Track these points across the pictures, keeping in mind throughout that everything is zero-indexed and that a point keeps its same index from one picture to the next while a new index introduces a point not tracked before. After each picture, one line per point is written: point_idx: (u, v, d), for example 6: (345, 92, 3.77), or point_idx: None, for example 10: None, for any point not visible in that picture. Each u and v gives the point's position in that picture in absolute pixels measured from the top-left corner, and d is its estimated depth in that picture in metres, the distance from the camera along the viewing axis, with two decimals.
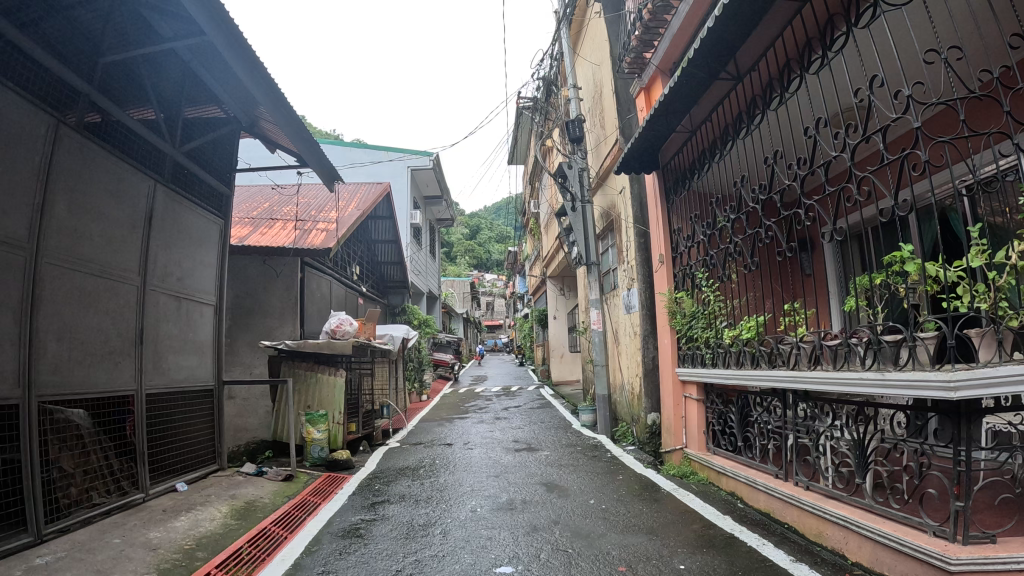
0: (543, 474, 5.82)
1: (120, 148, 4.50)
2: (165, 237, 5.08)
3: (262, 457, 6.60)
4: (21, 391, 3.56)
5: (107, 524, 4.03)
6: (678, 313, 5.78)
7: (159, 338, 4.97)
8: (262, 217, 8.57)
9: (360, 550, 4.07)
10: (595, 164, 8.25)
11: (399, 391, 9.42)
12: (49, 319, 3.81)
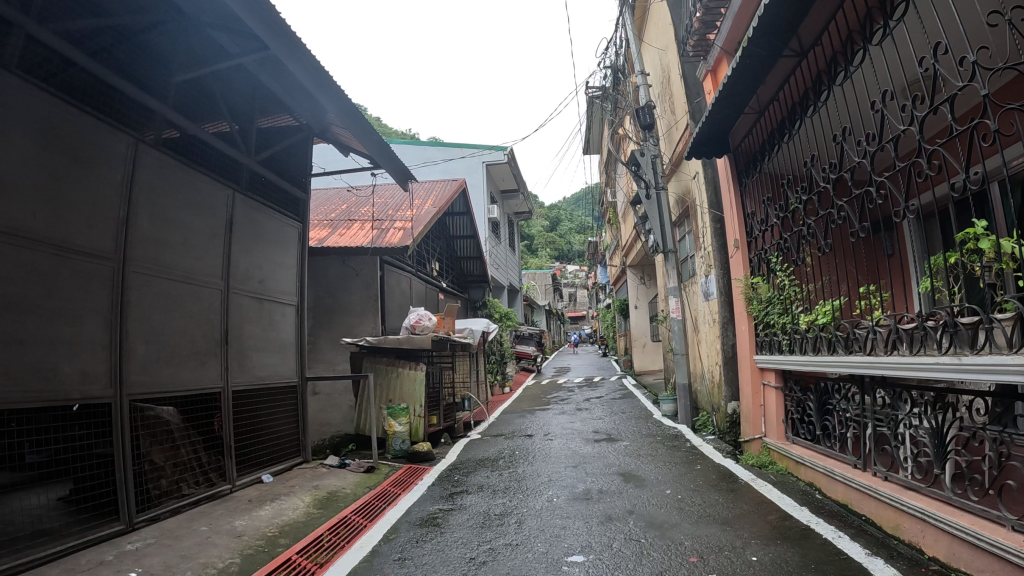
0: (621, 464, 5.80)
1: (195, 159, 4.73)
2: (246, 240, 5.38)
3: (347, 450, 6.87)
4: (114, 390, 3.71)
5: (195, 513, 4.27)
6: (754, 299, 5.66)
7: (243, 337, 5.26)
8: (340, 219, 8.89)
9: (433, 539, 4.09)
10: (667, 150, 8.08)
11: (481, 384, 9.58)
12: (137, 324, 4.01)
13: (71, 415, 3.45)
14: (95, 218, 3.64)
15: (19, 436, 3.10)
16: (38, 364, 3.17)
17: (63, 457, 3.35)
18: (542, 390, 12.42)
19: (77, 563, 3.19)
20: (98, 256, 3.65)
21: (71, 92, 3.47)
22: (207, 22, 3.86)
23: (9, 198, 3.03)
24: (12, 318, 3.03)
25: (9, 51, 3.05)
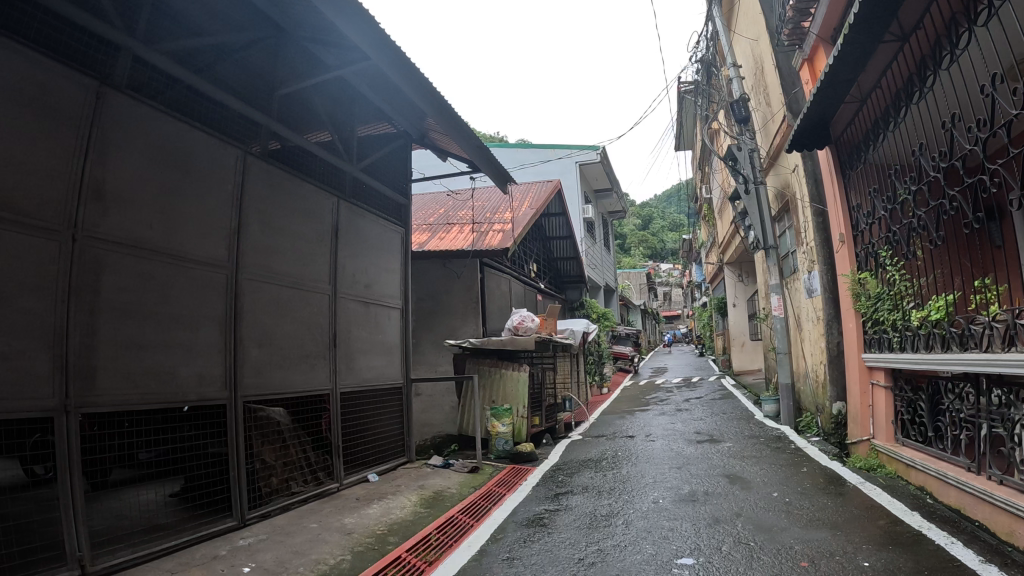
0: (725, 466, 5.67)
1: (301, 169, 4.90)
2: (351, 246, 5.53)
3: (452, 450, 6.97)
4: (227, 392, 3.82)
5: (305, 510, 4.41)
6: (862, 295, 5.46)
7: (351, 340, 5.42)
8: (439, 223, 9.06)
9: (541, 540, 3.93)
10: (764, 143, 7.87)
11: (581, 384, 9.57)
12: (250, 328, 4.14)
13: (182, 416, 3.50)
14: (205, 229, 3.73)
15: (131, 434, 3.12)
16: (156, 368, 3.26)
17: (175, 457, 3.39)
18: (642, 390, 12.42)
19: (193, 556, 3.25)
20: (210, 264, 3.75)
21: (176, 108, 3.52)
22: (305, 39, 3.91)
23: (123, 211, 3.09)
24: (132, 324, 3.11)
25: (117, 72, 3.09)
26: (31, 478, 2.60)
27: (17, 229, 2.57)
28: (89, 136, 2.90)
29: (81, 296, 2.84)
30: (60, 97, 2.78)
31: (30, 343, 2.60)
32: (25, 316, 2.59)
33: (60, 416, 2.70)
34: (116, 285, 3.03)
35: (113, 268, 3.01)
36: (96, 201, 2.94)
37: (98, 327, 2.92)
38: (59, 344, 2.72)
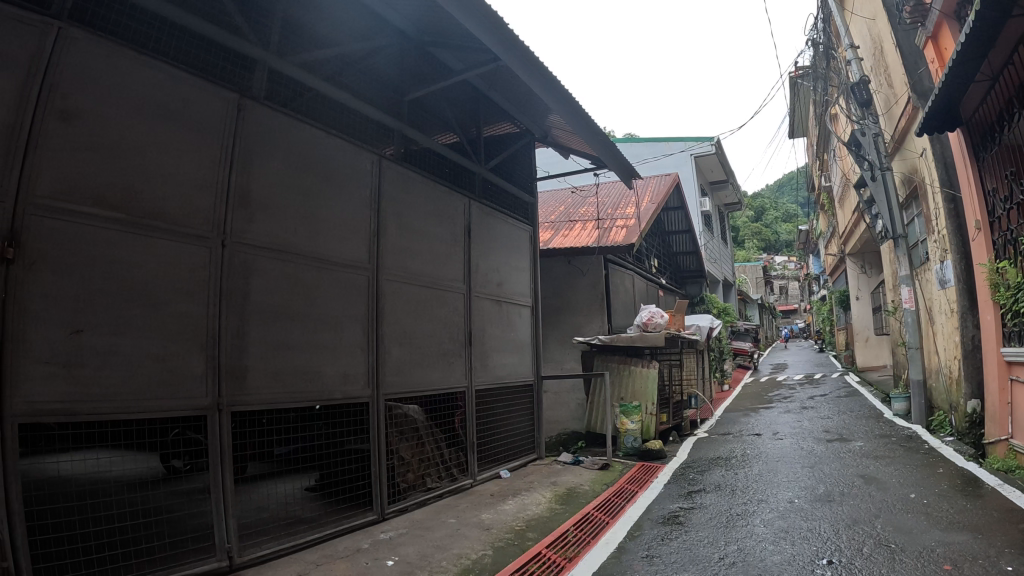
0: (859, 465, 5.43)
1: (432, 171, 4.88)
2: (482, 244, 5.57)
3: (577, 448, 6.94)
4: (370, 390, 3.80)
5: (441, 505, 4.40)
6: (1001, 286, 5.13)
7: (485, 338, 5.46)
8: (562, 221, 9.09)
9: (682, 538, 3.54)
10: (888, 127, 7.52)
11: (707, 382, 9.45)
12: (392, 327, 4.18)
13: (316, 415, 3.41)
14: (346, 231, 3.72)
15: (272, 432, 3.09)
16: (303, 368, 3.28)
17: (316, 452, 3.36)
18: (763, 390, 11.46)
19: (336, 549, 3.24)
20: (352, 265, 3.75)
21: (311, 114, 3.52)
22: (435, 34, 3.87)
23: (267, 216, 3.12)
24: (280, 326, 3.15)
25: (255, 85, 3.11)
26: (172, 473, 2.58)
27: (168, 235, 2.59)
28: (233, 145, 2.92)
29: (231, 298, 2.86)
30: (205, 110, 2.81)
31: (185, 346, 2.63)
32: (180, 320, 2.61)
33: (212, 413, 2.72)
34: (264, 289, 3.07)
35: (261, 273, 3.06)
36: (243, 208, 2.97)
37: (248, 330, 2.95)
38: (212, 346, 2.74)
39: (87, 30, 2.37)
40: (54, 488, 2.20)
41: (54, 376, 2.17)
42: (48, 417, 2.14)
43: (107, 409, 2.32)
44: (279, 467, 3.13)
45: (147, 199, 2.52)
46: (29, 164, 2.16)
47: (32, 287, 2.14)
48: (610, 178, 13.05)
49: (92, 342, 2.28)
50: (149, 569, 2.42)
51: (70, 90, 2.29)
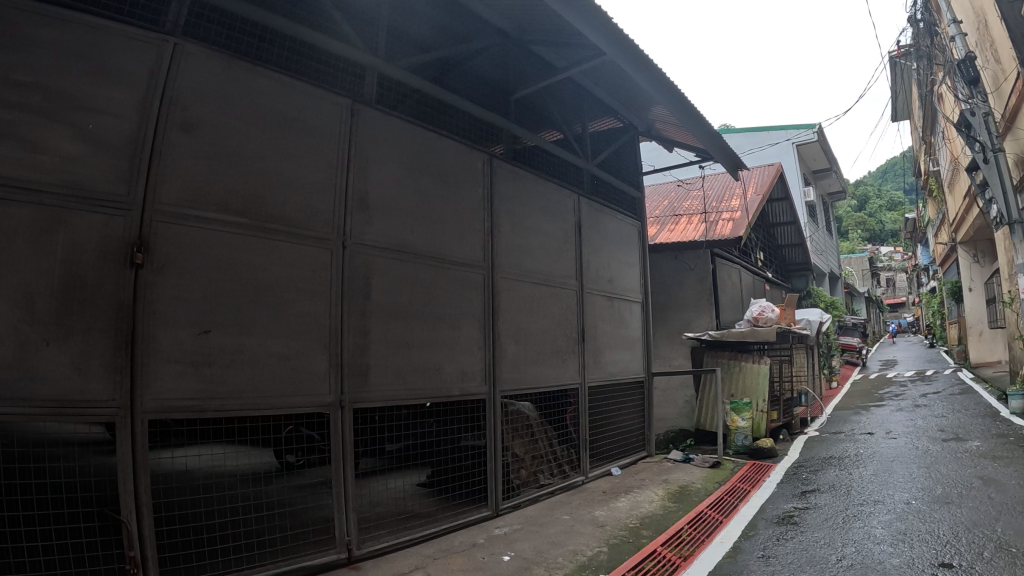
0: (977, 466, 5.16)
1: (548, 170, 4.47)
2: (593, 239, 5.02)
3: (685, 444, 6.44)
4: (486, 387, 3.48)
5: (555, 503, 3.88)
6: None
7: (598, 334, 4.86)
8: (666, 216, 8.79)
9: (797, 538, 3.33)
10: (999, 105, 7.10)
11: (818, 377, 9.27)
12: (507, 323, 3.75)
13: (428, 412, 3.11)
14: (467, 231, 3.49)
15: (388, 426, 2.87)
16: (425, 366, 3.08)
17: (431, 446, 3.09)
18: (870, 390, 10.59)
19: (452, 544, 2.89)
20: (473, 263, 3.50)
21: (425, 115, 3.31)
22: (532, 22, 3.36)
23: (386, 217, 2.98)
24: (403, 325, 2.99)
25: (365, 91, 2.97)
26: (286, 467, 2.41)
27: (288, 239, 2.54)
28: (349, 148, 2.82)
29: (352, 299, 2.76)
30: (318, 115, 2.71)
31: (309, 345, 2.56)
32: (304, 321, 2.55)
33: (334, 412, 2.61)
34: (386, 288, 2.93)
35: (382, 274, 2.91)
36: (361, 209, 2.86)
37: (369, 328, 2.83)
38: (335, 344, 2.66)
39: (202, 44, 2.37)
40: (180, 482, 2.16)
41: (183, 376, 2.18)
42: (177, 415, 2.16)
43: (234, 406, 2.30)
44: (394, 464, 2.87)
45: (267, 204, 2.49)
46: (153, 176, 2.18)
47: (160, 290, 2.15)
48: (714, 169, 12.58)
49: (221, 341, 2.29)
50: (271, 562, 2.35)
51: (189, 102, 2.30)
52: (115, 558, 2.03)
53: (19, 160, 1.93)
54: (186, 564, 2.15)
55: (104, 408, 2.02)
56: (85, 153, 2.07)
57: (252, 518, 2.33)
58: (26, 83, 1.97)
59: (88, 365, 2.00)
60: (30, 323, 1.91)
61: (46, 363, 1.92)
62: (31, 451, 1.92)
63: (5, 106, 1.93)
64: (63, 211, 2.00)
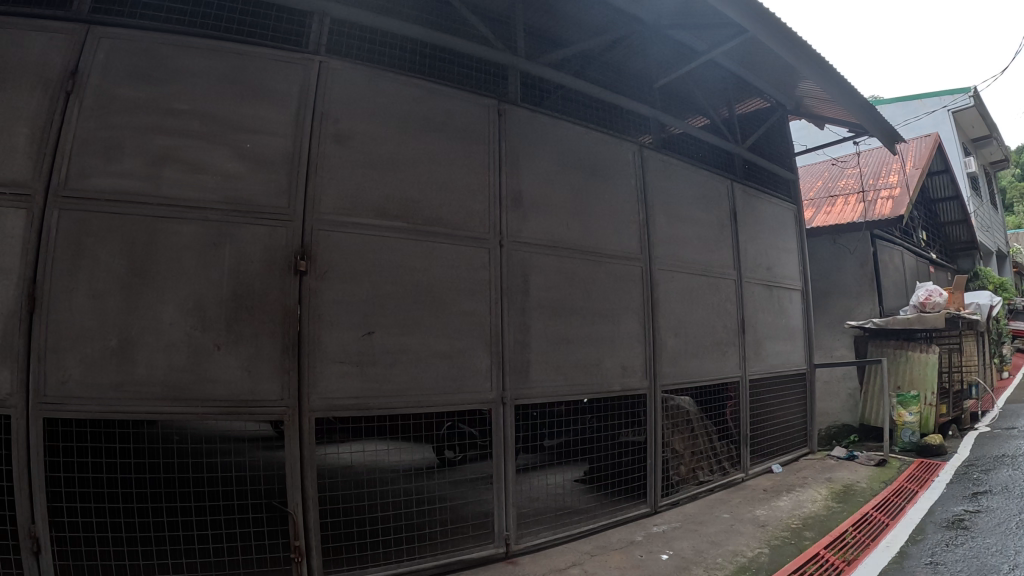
0: None
1: (703, 160, 3.65)
2: (752, 218, 4.00)
3: (846, 441, 5.14)
4: (648, 381, 2.96)
5: (712, 502, 3.10)
6: None
7: (757, 325, 3.83)
8: (822, 198, 7.45)
9: (969, 544, 2.68)
10: None
11: (987, 368, 8.53)
12: (664, 313, 3.13)
13: (585, 407, 2.73)
14: (625, 223, 3.04)
15: (547, 422, 2.58)
16: (587, 362, 2.74)
17: (593, 441, 2.73)
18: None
19: (606, 541, 2.56)
20: (633, 255, 3.04)
21: (572, 111, 2.94)
22: None
23: (546, 213, 2.71)
24: (563, 321, 2.67)
25: (510, 90, 2.72)
26: (446, 464, 2.27)
27: (446, 239, 2.39)
28: (502, 147, 2.60)
29: (512, 297, 2.52)
30: (466, 119, 2.53)
31: (471, 343, 2.38)
32: (467, 321, 2.38)
33: (496, 407, 2.40)
34: (545, 284, 2.65)
35: (540, 269, 2.63)
36: (516, 207, 2.61)
37: (532, 328, 2.56)
38: (497, 341, 2.44)
39: (347, 59, 2.33)
40: (345, 477, 2.10)
41: (348, 376, 2.13)
42: (344, 413, 2.10)
43: (400, 405, 2.20)
44: (557, 458, 2.58)
45: (422, 207, 2.37)
46: (310, 187, 2.16)
47: (324, 296, 2.12)
48: (878, 142, 11.13)
49: (385, 342, 2.21)
50: (431, 555, 2.21)
51: (339, 114, 2.26)
52: (281, 547, 2.03)
53: (183, 182, 2.04)
54: (349, 555, 2.09)
55: (272, 407, 2.02)
56: (244, 171, 2.11)
57: (413, 512, 2.20)
58: (183, 111, 2.09)
59: (257, 367, 2.03)
60: (201, 330, 2.00)
61: (218, 366, 2.00)
62: (201, 447, 1.97)
63: (167, 134, 2.06)
64: (229, 225, 2.06)
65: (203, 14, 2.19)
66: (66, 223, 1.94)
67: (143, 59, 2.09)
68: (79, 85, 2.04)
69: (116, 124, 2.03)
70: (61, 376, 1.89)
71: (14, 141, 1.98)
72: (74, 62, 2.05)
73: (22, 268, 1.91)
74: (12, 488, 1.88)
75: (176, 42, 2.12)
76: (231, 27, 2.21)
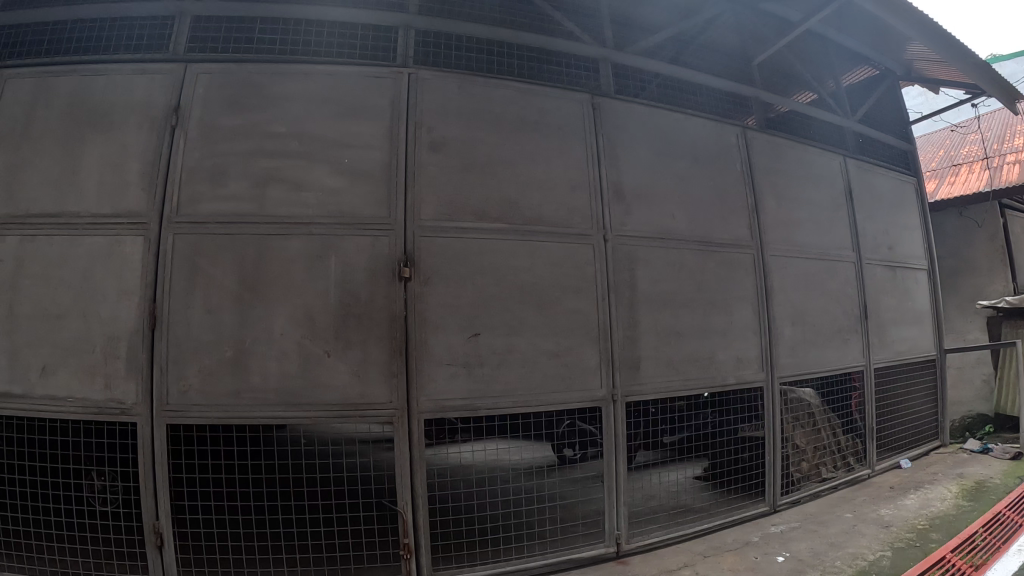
0: None
1: (811, 136, 3.33)
2: (872, 196, 3.62)
3: (983, 433, 4.59)
4: (766, 373, 2.79)
5: (837, 499, 2.93)
6: None
7: (881, 310, 3.49)
8: (944, 164, 6.47)
9: None
10: None
11: None
12: (781, 302, 2.91)
13: (707, 401, 2.60)
14: (734, 209, 2.82)
15: (666, 416, 2.47)
16: (699, 355, 2.59)
17: (713, 436, 2.61)
18: None
19: (720, 541, 2.45)
20: (746, 243, 2.82)
21: (670, 99, 2.78)
22: None
23: (651, 204, 2.57)
24: (673, 313, 2.53)
25: (604, 83, 2.60)
26: (563, 462, 2.25)
27: (548, 236, 2.31)
28: (600, 141, 2.50)
29: (618, 292, 2.42)
30: (563, 115, 2.46)
31: (579, 341, 2.31)
32: (574, 319, 2.31)
33: (607, 404, 2.32)
34: (653, 276, 2.52)
35: (647, 262, 2.50)
36: (618, 199, 2.49)
37: (641, 320, 2.44)
38: (605, 338, 2.35)
39: (437, 70, 2.33)
40: (458, 475, 2.10)
41: (456, 377, 2.12)
42: (453, 414, 2.10)
43: (508, 405, 2.17)
44: (673, 455, 2.49)
45: (524, 207, 2.31)
46: (410, 197, 2.17)
47: (429, 300, 2.13)
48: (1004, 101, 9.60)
49: (491, 343, 2.18)
50: (541, 553, 2.19)
51: (433, 123, 2.26)
52: (391, 544, 2.04)
53: (287, 199, 2.11)
54: (458, 552, 2.09)
55: (383, 409, 2.05)
56: (345, 185, 2.15)
57: (525, 510, 2.19)
58: (282, 133, 2.16)
59: (366, 372, 2.05)
60: (311, 338, 2.05)
61: (329, 372, 2.04)
62: (315, 448, 2.01)
63: (268, 156, 2.14)
64: (333, 238, 2.10)
65: (293, 39, 2.26)
66: (182, 246, 2.07)
67: (239, 89, 2.20)
68: (182, 118, 2.18)
69: (221, 152, 2.14)
70: (183, 386, 2.01)
71: (129, 176, 2.15)
72: (176, 99, 2.20)
73: (142, 289, 2.06)
74: (140, 487, 2.01)
75: (268, 70, 2.21)
76: (323, 51, 2.27)
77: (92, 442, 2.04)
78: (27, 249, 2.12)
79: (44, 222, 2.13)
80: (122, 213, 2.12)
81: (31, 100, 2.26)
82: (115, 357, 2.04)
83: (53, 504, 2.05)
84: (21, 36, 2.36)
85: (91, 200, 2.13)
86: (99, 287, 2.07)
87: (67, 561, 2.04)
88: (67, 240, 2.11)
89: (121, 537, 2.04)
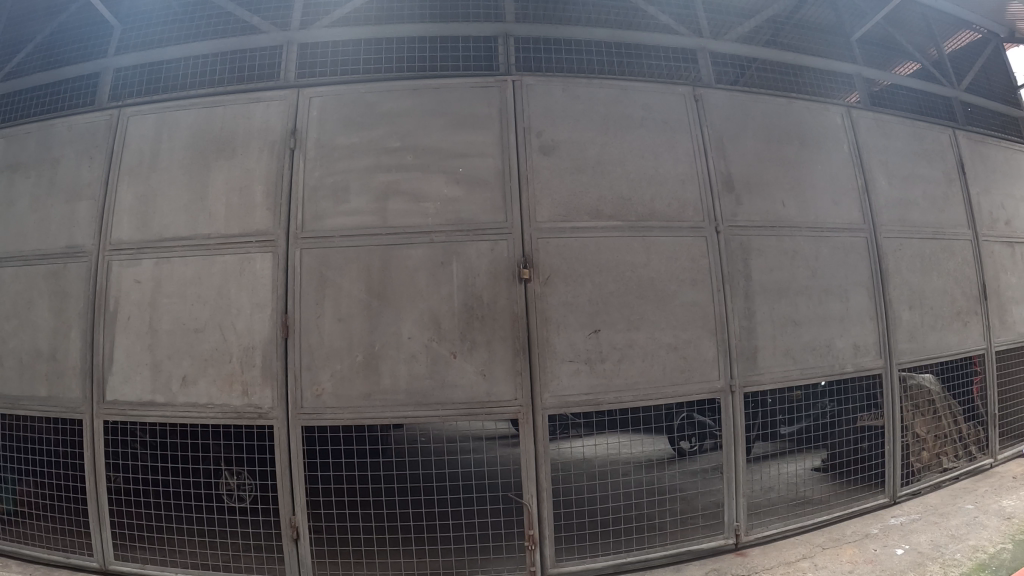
0: None
1: (916, 109, 3.24)
2: (987, 168, 3.47)
3: None
4: (883, 360, 2.75)
5: (959, 489, 2.88)
6: None
7: (1003, 290, 3.35)
8: None
9: None
10: None
11: None
12: (898, 285, 2.85)
13: (827, 390, 2.61)
14: (845, 191, 2.79)
15: (784, 407, 2.47)
16: (817, 343, 2.56)
17: (832, 425, 2.62)
18: None
19: (841, 533, 2.43)
20: (859, 226, 2.78)
21: (772, 84, 2.76)
22: None
23: (762, 192, 2.56)
24: (789, 301, 2.52)
25: (703, 73, 2.61)
26: (682, 454, 2.27)
27: (661, 232, 2.35)
28: (705, 131, 2.52)
29: (733, 283, 2.42)
30: (667, 110, 2.49)
31: (697, 333, 2.33)
32: (691, 312, 2.33)
33: (726, 396, 2.34)
34: (768, 266, 2.51)
35: (761, 252, 2.50)
36: (729, 190, 2.50)
37: (757, 310, 2.44)
38: (722, 330, 2.36)
39: (540, 75, 2.39)
40: (579, 470, 2.15)
41: (579, 374, 2.18)
42: (575, 409, 2.16)
43: (630, 399, 2.21)
44: (791, 445, 2.50)
45: (636, 203, 2.35)
46: (525, 201, 2.23)
47: (550, 299, 2.19)
48: None
49: (611, 338, 2.23)
50: (663, 545, 2.23)
51: (543, 127, 2.32)
52: (516, 535, 2.12)
53: (408, 211, 2.21)
54: (580, 544, 2.16)
55: (507, 407, 2.13)
56: (462, 194, 2.23)
57: (644, 503, 2.25)
58: (398, 148, 2.26)
59: (492, 371, 2.14)
60: (438, 341, 2.15)
61: (455, 373, 2.13)
62: (439, 446, 2.12)
63: (387, 170, 2.25)
64: (455, 245, 2.19)
65: (398, 57, 2.38)
66: (308, 259, 2.20)
67: (355, 108, 2.30)
68: (300, 141, 2.29)
69: (341, 169, 2.26)
70: (317, 391, 2.14)
71: (256, 199, 2.29)
72: (293, 123, 2.32)
73: (275, 302, 2.20)
74: (278, 486, 2.15)
75: (380, 89, 2.32)
76: (433, 66, 2.37)
77: (231, 445, 2.20)
78: (165, 271, 2.30)
79: (179, 245, 2.30)
80: (252, 233, 2.26)
81: (158, 136, 2.43)
82: (252, 365, 2.19)
83: (198, 502, 2.24)
84: (145, 75, 2.53)
85: (221, 221, 2.29)
86: (234, 302, 2.23)
87: (211, 556, 2.23)
88: (202, 260, 2.27)
89: (258, 531, 2.19)
